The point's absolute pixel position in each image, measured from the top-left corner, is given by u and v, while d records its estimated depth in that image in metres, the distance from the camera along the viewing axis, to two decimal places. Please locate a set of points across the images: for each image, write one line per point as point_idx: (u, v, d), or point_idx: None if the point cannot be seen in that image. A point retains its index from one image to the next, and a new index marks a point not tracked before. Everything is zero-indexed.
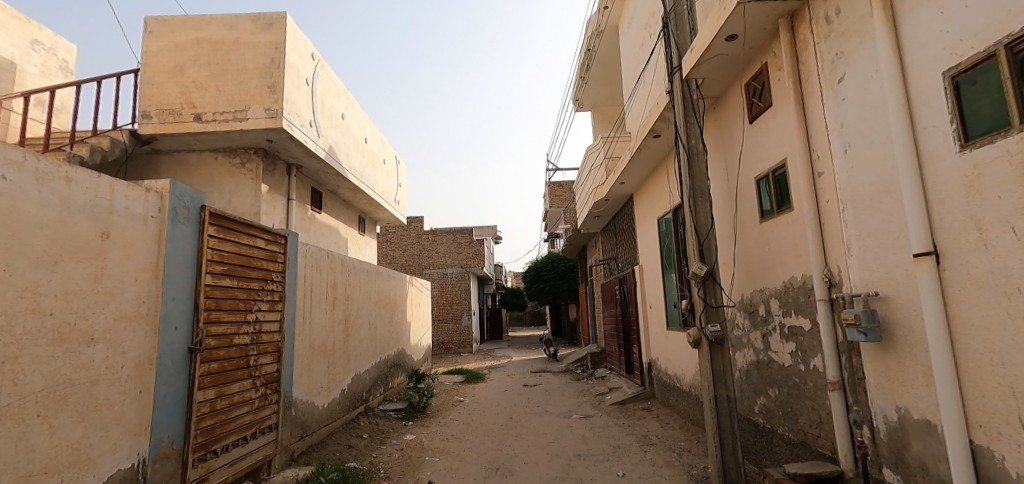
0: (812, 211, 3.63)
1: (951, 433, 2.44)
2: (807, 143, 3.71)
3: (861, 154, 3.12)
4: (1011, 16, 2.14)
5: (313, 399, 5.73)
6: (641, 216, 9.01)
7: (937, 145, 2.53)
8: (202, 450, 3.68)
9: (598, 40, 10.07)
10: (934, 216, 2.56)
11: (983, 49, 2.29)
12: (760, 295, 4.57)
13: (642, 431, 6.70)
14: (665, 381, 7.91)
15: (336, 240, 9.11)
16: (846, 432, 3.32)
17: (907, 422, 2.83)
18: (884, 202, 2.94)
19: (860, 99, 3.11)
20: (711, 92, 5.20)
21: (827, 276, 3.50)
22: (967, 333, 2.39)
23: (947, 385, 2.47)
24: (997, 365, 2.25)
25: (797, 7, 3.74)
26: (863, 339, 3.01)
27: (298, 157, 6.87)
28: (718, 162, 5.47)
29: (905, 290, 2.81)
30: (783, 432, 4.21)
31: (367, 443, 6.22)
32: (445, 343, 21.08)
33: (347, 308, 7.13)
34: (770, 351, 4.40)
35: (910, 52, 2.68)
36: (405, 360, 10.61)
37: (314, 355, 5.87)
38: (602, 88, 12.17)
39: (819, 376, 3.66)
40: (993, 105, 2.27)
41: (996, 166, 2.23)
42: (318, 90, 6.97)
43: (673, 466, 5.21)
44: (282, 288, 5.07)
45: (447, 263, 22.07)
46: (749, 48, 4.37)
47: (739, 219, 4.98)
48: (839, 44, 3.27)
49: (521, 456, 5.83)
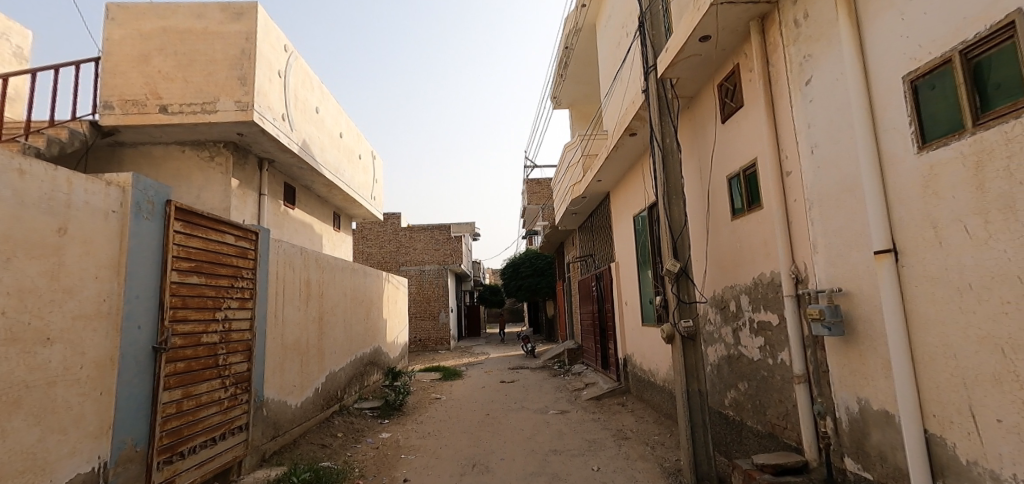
0: (781, 209, 3.73)
1: (908, 423, 2.55)
2: (776, 143, 3.81)
3: (827, 154, 3.22)
4: (966, 23, 2.23)
5: (286, 399, 5.63)
6: (617, 214, 9.11)
7: (897, 147, 2.63)
8: (167, 452, 3.57)
9: (575, 38, 10.14)
10: (893, 215, 2.66)
11: (940, 55, 2.38)
12: (731, 291, 4.68)
13: (617, 425, 6.80)
14: (640, 375, 8.05)
15: (310, 236, 8.95)
16: (811, 424, 3.43)
17: (868, 412, 2.94)
18: (848, 201, 3.04)
19: (826, 101, 3.21)
20: (685, 91, 5.28)
21: (794, 272, 3.61)
22: (923, 326, 2.50)
23: (904, 377, 2.57)
24: (950, 357, 2.36)
25: (767, 10, 3.83)
26: (827, 333, 3.10)
27: (270, 151, 6.71)
28: (692, 161, 5.56)
29: (866, 286, 2.92)
30: (751, 425, 4.34)
31: (342, 442, 6.15)
32: (423, 340, 20.98)
33: (322, 305, 7.02)
34: (741, 346, 4.51)
35: (873, 56, 2.78)
36: (381, 358, 10.52)
37: (287, 354, 5.76)
38: (579, 86, 12.26)
39: (786, 370, 3.78)
40: (948, 109, 2.36)
41: (950, 167, 2.33)
42: (291, 83, 6.81)
43: (646, 459, 5.32)
44: (253, 285, 4.95)
45: (424, 260, 21.93)
46: (721, 50, 4.46)
47: (712, 216, 5.07)
48: (807, 47, 3.37)
49: (498, 452, 5.84)
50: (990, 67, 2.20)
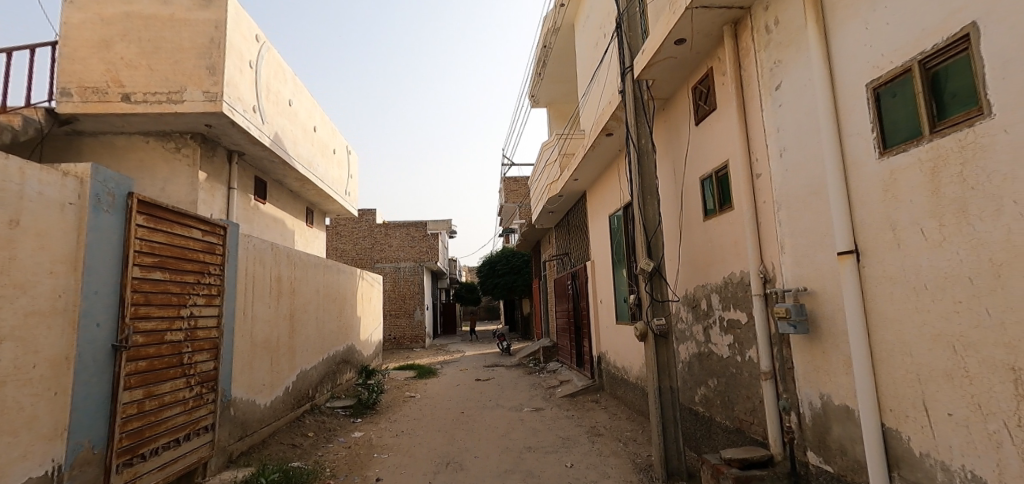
0: (751, 211, 3.82)
1: (866, 418, 2.65)
2: (747, 145, 3.90)
3: (795, 158, 3.32)
4: (925, 34, 2.33)
5: (254, 398, 5.49)
6: (593, 213, 9.19)
7: (860, 152, 2.72)
8: (127, 454, 3.44)
9: (554, 37, 10.18)
10: (855, 217, 2.76)
11: (901, 64, 2.47)
12: (702, 290, 4.78)
13: (591, 422, 6.88)
14: (614, 373, 8.15)
15: (282, 231, 8.74)
16: (776, 419, 3.54)
17: (829, 407, 3.05)
18: (814, 203, 3.14)
19: (794, 106, 3.30)
20: (660, 93, 5.36)
21: (762, 272, 3.71)
22: (882, 324, 2.60)
23: (863, 373, 2.68)
24: (906, 354, 2.47)
25: (740, 16, 3.92)
26: (793, 331, 3.20)
27: (241, 144, 6.52)
28: (667, 162, 5.65)
29: (830, 285, 3.02)
30: (720, 420, 4.45)
31: (312, 442, 6.03)
32: (397, 338, 20.78)
33: (293, 302, 6.87)
34: (711, 343, 4.61)
35: (839, 64, 2.88)
36: (354, 356, 10.36)
37: (256, 352, 5.62)
38: (557, 85, 12.32)
39: (754, 366, 3.88)
40: (907, 116, 2.46)
41: (909, 172, 2.42)
42: (262, 74, 6.63)
43: (619, 455, 5.40)
44: (220, 281, 4.81)
45: (400, 257, 21.70)
46: (696, 53, 4.54)
47: (685, 216, 5.17)
48: (777, 53, 3.46)
49: (472, 450, 5.83)
50: (946, 76, 2.30)
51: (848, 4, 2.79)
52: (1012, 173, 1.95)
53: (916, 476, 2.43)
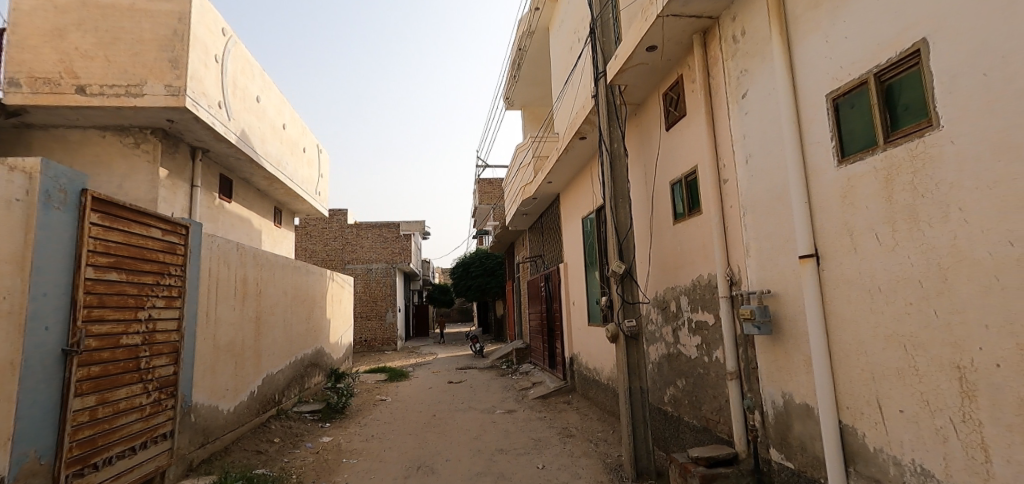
0: (718, 215, 3.93)
1: (825, 415, 2.76)
2: (715, 151, 4.00)
3: (760, 164, 3.42)
4: (881, 48, 2.44)
5: (217, 404, 5.30)
6: (566, 215, 9.26)
7: (821, 159, 2.83)
8: (78, 464, 3.28)
9: (529, 40, 10.23)
10: (816, 222, 2.87)
11: (858, 76, 2.58)
12: (672, 292, 4.88)
13: (562, 424, 6.92)
14: (586, 374, 8.23)
15: (248, 231, 8.49)
16: (741, 417, 3.64)
17: (791, 405, 3.16)
18: (778, 208, 3.24)
19: (759, 114, 3.42)
20: (632, 98, 5.45)
21: (729, 275, 3.81)
22: (840, 326, 2.71)
23: (822, 372, 2.78)
24: (861, 354, 2.57)
25: (709, 25, 4.03)
26: (757, 332, 3.29)
27: (205, 140, 6.31)
28: (638, 166, 5.74)
29: (792, 288, 3.13)
30: (688, 420, 4.55)
31: (278, 448, 5.87)
32: (368, 341, 20.46)
33: (259, 304, 6.67)
34: (680, 345, 4.71)
35: (802, 75, 2.98)
36: (323, 360, 10.14)
37: (220, 355, 5.43)
38: (531, 88, 12.39)
39: (720, 367, 3.99)
40: (864, 126, 2.57)
41: (865, 180, 2.53)
42: (229, 69, 6.43)
43: (590, 455, 5.45)
44: (181, 282, 4.64)
45: (371, 258, 21.37)
46: (667, 60, 4.64)
47: (655, 220, 5.27)
48: (743, 62, 3.57)
49: (444, 453, 5.79)
50: (899, 89, 2.41)
51: (810, 17, 2.90)
52: (958, 182, 2.06)
53: (870, 470, 2.54)
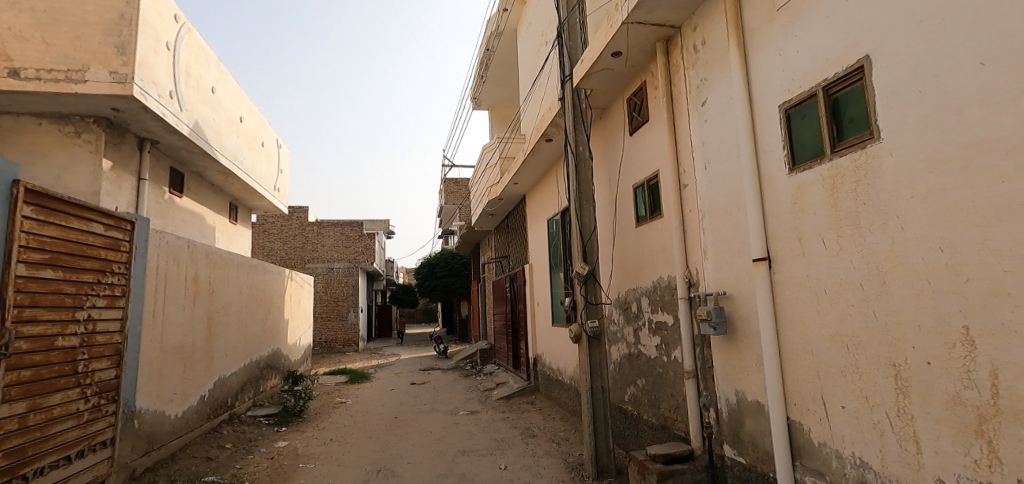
0: (677, 218, 4.04)
1: (775, 412, 2.88)
2: (675, 157, 4.12)
3: (718, 170, 3.54)
4: (829, 63, 2.57)
5: (163, 409, 5.04)
6: (532, 216, 9.31)
7: (774, 167, 2.96)
8: (5, 475, 3.04)
9: (496, 41, 10.24)
10: (768, 227, 2.99)
11: (808, 89, 2.72)
12: (633, 293, 4.98)
13: (525, 424, 6.95)
14: (549, 374, 8.30)
15: (201, 228, 8.12)
16: (697, 415, 3.75)
17: (743, 403, 3.28)
18: (734, 213, 3.37)
19: (718, 122, 3.54)
20: (598, 102, 5.53)
21: (688, 277, 3.92)
22: (789, 326, 2.84)
23: (773, 371, 2.90)
24: (808, 353, 2.70)
25: (671, 34, 4.14)
26: (713, 332, 3.41)
27: (154, 131, 5.99)
28: (603, 169, 5.83)
29: (746, 290, 3.26)
30: (647, 418, 4.65)
31: (230, 454, 5.63)
32: (329, 342, 19.95)
33: (211, 304, 6.39)
34: (640, 345, 4.81)
35: (757, 85, 3.11)
36: (280, 361, 9.81)
37: (167, 358, 5.16)
38: (499, 89, 12.40)
39: (678, 366, 4.10)
40: (813, 136, 2.71)
41: (814, 188, 2.66)
42: (181, 58, 6.14)
43: (552, 455, 5.49)
44: (125, 281, 4.39)
45: (333, 257, 20.84)
46: (631, 66, 4.74)
47: (618, 223, 5.37)
48: (703, 72, 3.69)
49: (405, 455, 5.71)
50: (844, 102, 2.55)
51: (765, 30, 3.02)
52: (896, 191, 2.19)
53: (815, 464, 2.66)
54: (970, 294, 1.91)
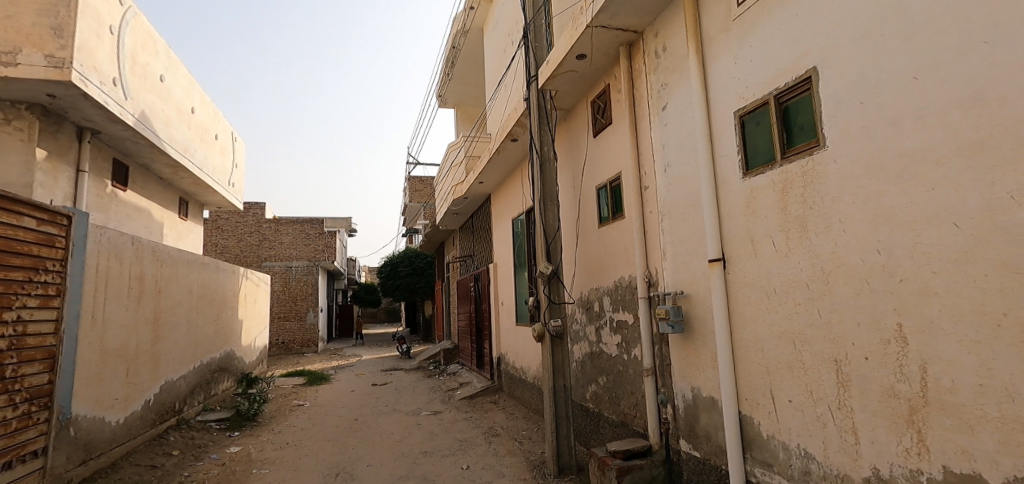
0: (638, 219, 4.13)
1: (728, 407, 2.99)
2: (637, 159, 4.21)
3: (677, 174, 3.64)
4: (780, 73, 2.69)
5: (103, 415, 4.74)
6: (497, 216, 9.32)
7: (729, 172, 3.07)
8: None
9: (463, 39, 10.18)
10: (724, 229, 3.10)
11: (761, 97, 2.83)
12: (595, 293, 5.06)
13: (488, 423, 6.95)
14: (512, 373, 8.33)
15: (147, 224, 7.70)
16: (655, 411, 3.85)
17: (699, 398, 3.39)
18: (691, 215, 3.47)
19: (677, 126, 3.64)
20: (563, 104, 5.59)
21: (648, 277, 4.01)
22: (742, 325, 2.95)
23: (726, 367, 3.01)
24: (759, 350, 2.82)
25: (634, 39, 4.22)
26: (671, 330, 3.50)
27: (95, 120, 5.64)
28: (567, 170, 5.89)
29: (702, 289, 3.37)
30: (607, 415, 4.74)
31: (177, 461, 5.36)
32: (286, 343, 19.35)
33: (158, 304, 6.06)
34: (602, 343, 4.90)
35: (714, 92, 3.21)
36: (234, 364, 9.42)
37: (108, 361, 4.86)
38: (465, 87, 12.34)
39: (638, 364, 4.19)
40: (765, 142, 2.82)
41: (765, 192, 2.78)
42: (126, 43, 5.80)
43: (514, 454, 5.51)
44: (61, 279, 4.12)
45: (291, 256, 20.19)
46: (595, 69, 4.81)
47: (582, 223, 5.44)
48: (664, 77, 3.79)
49: (365, 458, 5.60)
50: (794, 111, 2.67)
51: (722, 39, 3.13)
52: (839, 196, 2.32)
53: (764, 456, 2.78)
54: (904, 293, 2.03)
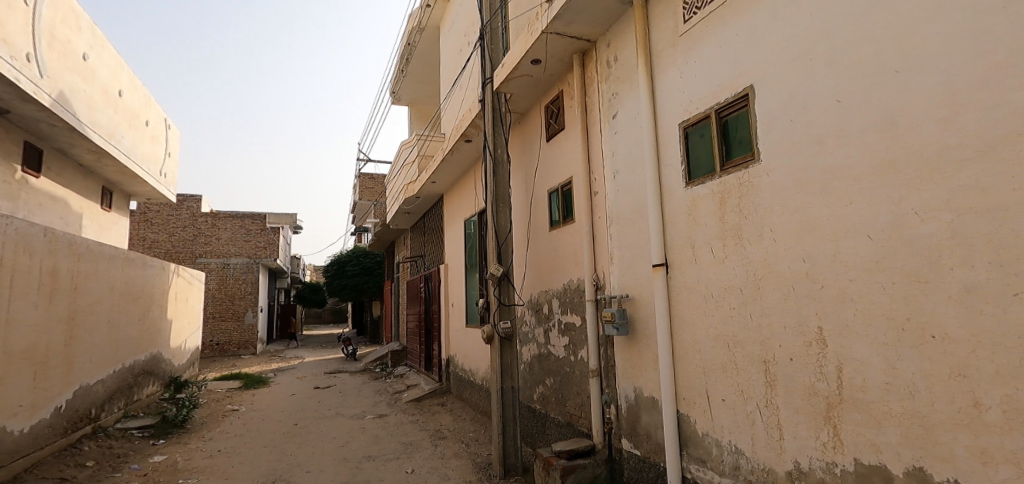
0: (587, 223, 4.22)
1: (667, 407, 3.11)
2: (587, 165, 4.30)
3: (625, 180, 3.76)
4: (721, 89, 2.84)
5: (4, 424, 4.29)
6: (449, 216, 9.24)
7: (673, 180, 3.20)
8: None
9: (418, 35, 10.02)
10: (667, 235, 3.23)
11: (703, 111, 2.97)
12: (545, 295, 5.12)
13: (435, 426, 6.87)
14: (461, 375, 8.28)
15: (64, 214, 7.06)
16: (600, 411, 3.95)
17: (640, 398, 3.51)
18: (638, 221, 3.60)
19: (626, 135, 3.76)
20: (517, 107, 5.63)
21: (595, 280, 4.11)
22: (682, 327, 3.08)
23: (666, 368, 3.13)
24: (697, 352, 2.95)
25: (587, 47, 4.32)
26: (616, 332, 3.60)
27: (4, 98, 5.12)
28: (520, 173, 5.94)
29: (646, 293, 3.49)
30: (554, 416, 4.81)
31: (92, 473, 4.94)
32: (222, 344, 18.33)
33: (74, 302, 5.57)
34: (550, 345, 4.96)
35: (661, 103, 3.34)
36: (161, 367, 8.79)
37: (11, 364, 4.40)
38: (419, 85, 12.15)
39: (584, 365, 4.29)
40: (707, 154, 2.96)
41: (705, 201, 2.92)
42: (44, 16, 5.31)
43: (460, 456, 5.48)
44: None
45: (230, 252, 19.05)
46: (549, 75, 4.88)
47: (533, 226, 5.50)
48: (615, 86, 3.91)
49: (305, 464, 5.39)
50: (733, 125, 2.81)
51: (670, 53, 3.26)
52: (771, 207, 2.48)
53: (699, 452, 2.92)
54: (825, 298, 2.20)
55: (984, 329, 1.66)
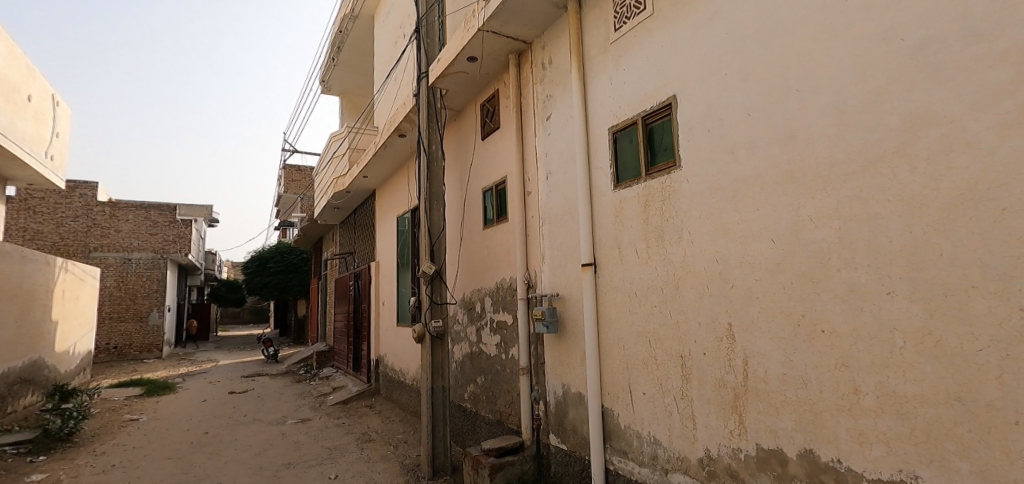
0: (520, 223, 4.27)
1: (592, 402, 3.22)
2: (521, 164, 4.35)
3: (557, 181, 3.84)
4: (648, 97, 2.97)
5: None
6: (380, 212, 8.98)
7: (602, 183, 3.31)
8: None
9: (351, 23, 9.64)
10: (596, 235, 3.34)
11: (631, 117, 3.09)
12: (477, 294, 5.12)
13: (362, 429, 6.65)
14: (391, 376, 8.08)
15: None
16: (529, 407, 4.01)
17: (568, 394, 3.60)
18: (568, 222, 3.69)
19: (559, 136, 3.84)
20: (453, 104, 5.57)
21: (527, 279, 4.17)
22: (608, 325, 3.20)
23: (593, 364, 3.24)
24: (621, 348, 3.08)
25: (523, 48, 4.36)
26: (546, 330, 3.67)
27: None
28: (455, 170, 5.88)
29: (575, 292, 3.59)
30: (484, 414, 4.82)
31: None
32: (120, 348, 16.61)
33: None
34: (481, 344, 4.97)
35: (592, 108, 3.44)
36: (43, 374, 7.77)
37: None
38: (352, 75, 11.70)
39: (515, 363, 4.33)
40: (633, 159, 3.08)
41: (631, 203, 3.05)
42: None
43: (387, 459, 5.35)
44: None
45: (131, 246, 17.24)
46: (485, 73, 4.87)
47: (467, 224, 5.47)
48: (549, 88, 3.98)
49: (215, 475, 5.00)
50: (657, 133, 2.95)
51: (601, 60, 3.37)
52: (689, 212, 2.64)
53: (621, 445, 3.04)
54: (734, 297, 2.37)
55: (863, 324, 1.87)
